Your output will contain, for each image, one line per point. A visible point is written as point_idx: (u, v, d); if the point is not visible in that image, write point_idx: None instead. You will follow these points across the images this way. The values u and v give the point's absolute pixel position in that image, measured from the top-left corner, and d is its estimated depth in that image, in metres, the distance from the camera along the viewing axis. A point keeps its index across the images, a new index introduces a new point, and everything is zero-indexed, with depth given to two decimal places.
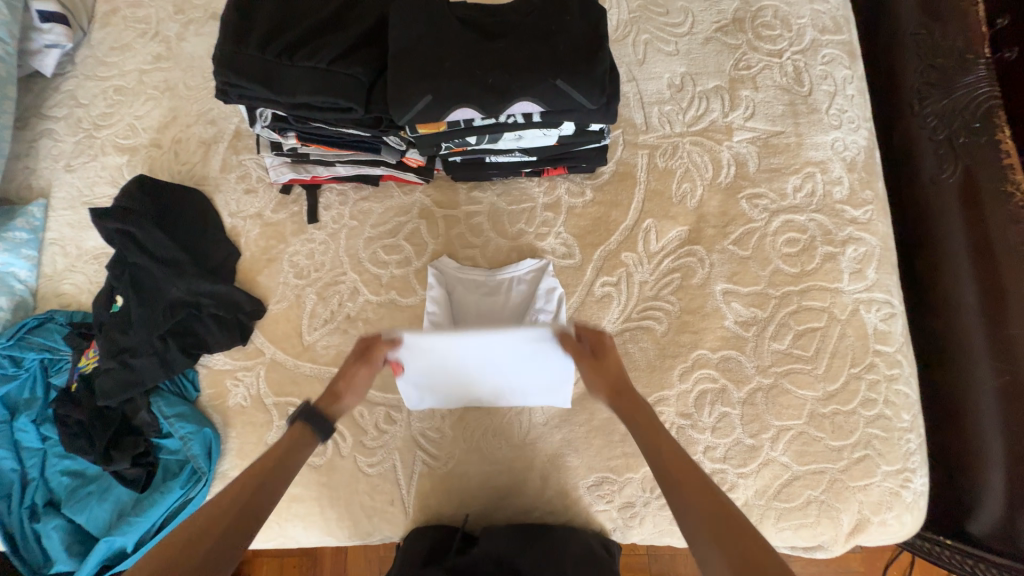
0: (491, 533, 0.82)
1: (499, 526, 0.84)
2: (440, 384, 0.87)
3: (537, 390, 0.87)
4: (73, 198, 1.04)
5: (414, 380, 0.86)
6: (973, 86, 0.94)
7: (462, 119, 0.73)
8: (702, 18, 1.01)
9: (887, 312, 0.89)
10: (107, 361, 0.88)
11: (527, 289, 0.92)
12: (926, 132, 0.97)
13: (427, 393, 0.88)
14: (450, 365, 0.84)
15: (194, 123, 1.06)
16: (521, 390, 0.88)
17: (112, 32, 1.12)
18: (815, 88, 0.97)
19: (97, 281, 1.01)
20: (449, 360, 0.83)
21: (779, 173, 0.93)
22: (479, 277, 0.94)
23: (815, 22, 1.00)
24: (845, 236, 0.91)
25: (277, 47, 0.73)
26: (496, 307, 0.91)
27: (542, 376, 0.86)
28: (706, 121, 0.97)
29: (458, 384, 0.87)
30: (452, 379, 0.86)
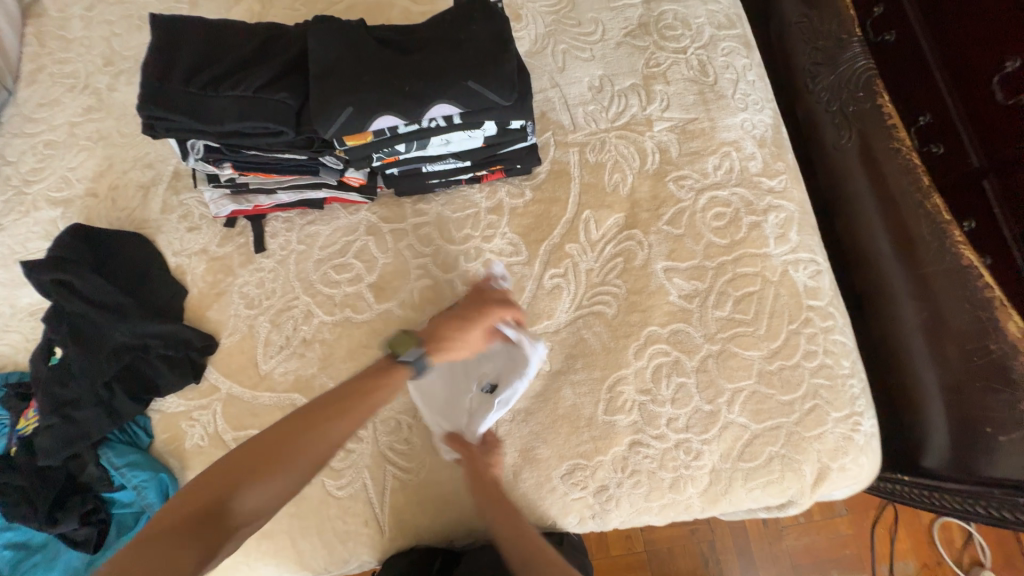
0: (475, 555, 0.85)
1: (487, 552, 0.84)
2: (437, 379, 0.89)
3: None
4: (5, 256, 1.01)
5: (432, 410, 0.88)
6: (853, 61, 1.03)
7: (387, 128, 0.77)
8: (612, 26, 1.10)
9: (813, 269, 0.95)
10: (49, 417, 0.84)
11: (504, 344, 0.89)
12: (822, 106, 1.08)
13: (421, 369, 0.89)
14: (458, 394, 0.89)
15: (131, 169, 1.06)
16: None
17: (40, 89, 1.12)
18: (719, 77, 1.06)
19: (34, 338, 0.96)
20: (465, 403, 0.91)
21: (699, 155, 1.01)
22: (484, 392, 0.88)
23: (712, 21, 1.10)
24: (766, 205, 0.98)
25: (201, 80, 0.76)
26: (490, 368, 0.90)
27: None
28: (627, 115, 1.04)
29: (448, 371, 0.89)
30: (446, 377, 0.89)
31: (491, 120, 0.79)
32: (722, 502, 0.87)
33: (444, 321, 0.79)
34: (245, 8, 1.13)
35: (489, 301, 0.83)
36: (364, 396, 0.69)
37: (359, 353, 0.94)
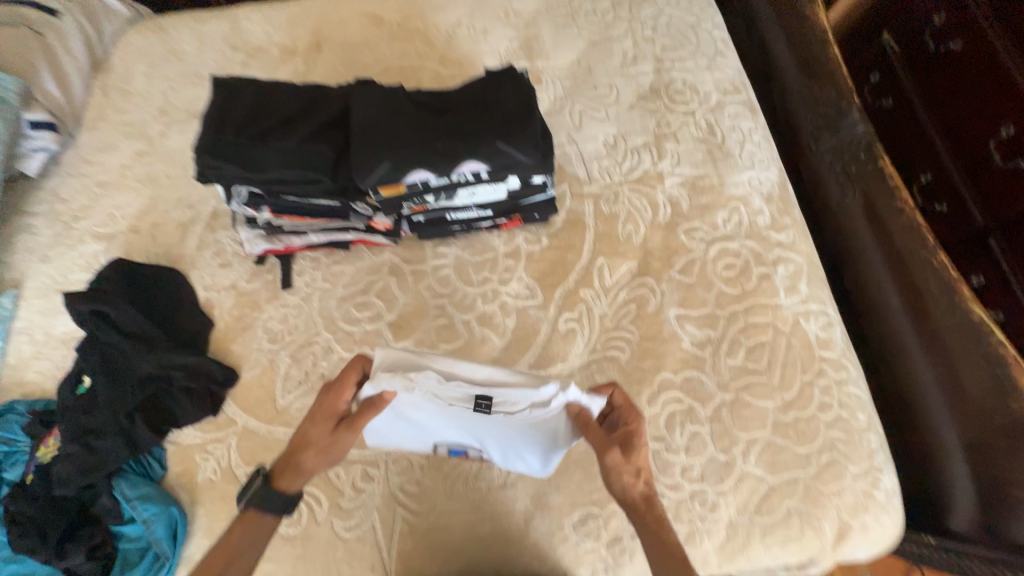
0: None
1: None
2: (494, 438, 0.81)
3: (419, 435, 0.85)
4: (47, 286, 1.06)
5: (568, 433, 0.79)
6: (853, 126, 1.08)
7: (420, 181, 0.82)
8: (625, 90, 1.19)
9: (824, 320, 0.97)
10: (70, 445, 0.85)
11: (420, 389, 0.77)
12: (826, 166, 1.14)
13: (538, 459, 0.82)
14: (524, 420, 0.78)
15: (173, 208, 1.13)
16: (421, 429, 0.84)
17: (98, 135, 1.22)
18: (726, 138, 1.13)
19: (63, 366, 0.99)
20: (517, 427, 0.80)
21: (709, 209, 1.06)
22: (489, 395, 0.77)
23: (718, 87, 1.19)
24: (775, 257, 1.01)
25: (253, 134, 0.83)
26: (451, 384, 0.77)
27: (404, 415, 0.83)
28: (639, 171, 1.10)
29: (513, 435, 0.80)
30: (524, 439, 0.80)
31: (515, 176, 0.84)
32: (740, 559, 0.84)
33: (295, 448, 0.76)
34: (292, 69, 1.26)
35: (323, 396, 0.77)
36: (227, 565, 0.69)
37: None
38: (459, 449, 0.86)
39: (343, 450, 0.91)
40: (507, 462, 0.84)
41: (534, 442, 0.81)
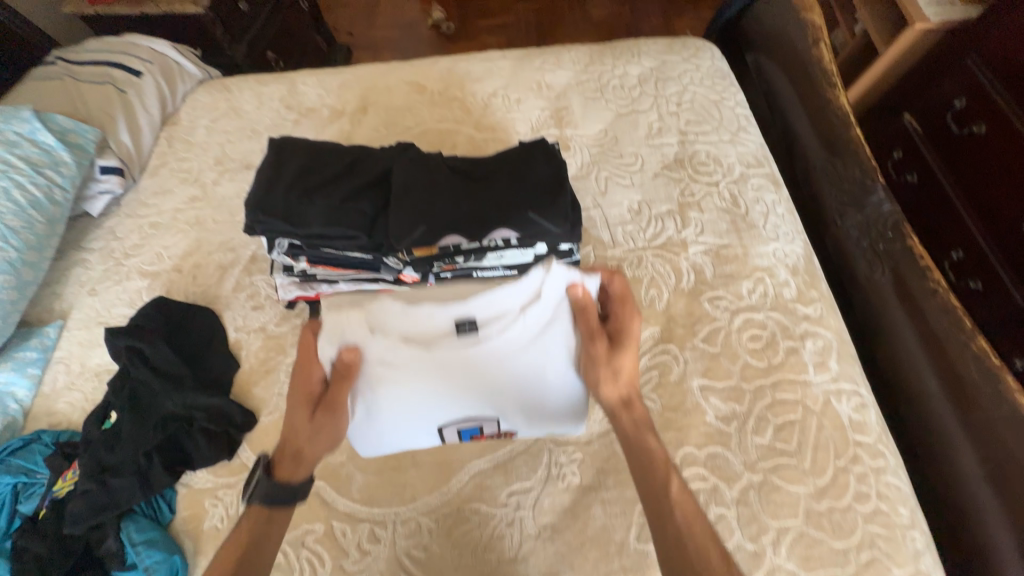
0: None
1: None
2: (504, 387, 0.83)
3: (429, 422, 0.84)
4: (90, 318, 1.12)
5: (562, 323, 0.83)
6: (879, 204, 1.09)
7: (452, 245, 0.85)
8: (650, 159, 1.24)
9: (857, 401, 0.93)
10: (87, 482, 0.86)
11: (393, 343, 0.80)
12: (852, 241, 1.14)
13: (557, 372, 0.84)
14: (515, 331, 0.81)
15: (215, 250, 1.20)
16: (421, 416, 0.83)
17: (158, 180, 1.33)
18: (750, 209, 1.15)
19: (92, 398, 1.02)
20: (515, 356, 0.82)
21: (733, 278, 1.06)
22: (462, 313, 0.81)
23: (741, 160, 1.23)
24: (802, 331, 1.00)
25: (299, 191, 0.90)
26: (424, 331, 0.81)
27: (397, 407, 0.82)
28: (663, 237, 1.13)
29: (522, 353, 0.82)
30: (528, 350, 0.82)
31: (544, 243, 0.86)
32: None
33: (293, 441, 0.80)
34: (338, 129, 1.36)
35: (295, 385, 0.81)
36: (247, 553, 0.74)
37: None
38: (471, 426, 0.86)
39: (352, 506, 0.89)
40: (530, 413, 0.85)
41: (541, 364, 0.83)
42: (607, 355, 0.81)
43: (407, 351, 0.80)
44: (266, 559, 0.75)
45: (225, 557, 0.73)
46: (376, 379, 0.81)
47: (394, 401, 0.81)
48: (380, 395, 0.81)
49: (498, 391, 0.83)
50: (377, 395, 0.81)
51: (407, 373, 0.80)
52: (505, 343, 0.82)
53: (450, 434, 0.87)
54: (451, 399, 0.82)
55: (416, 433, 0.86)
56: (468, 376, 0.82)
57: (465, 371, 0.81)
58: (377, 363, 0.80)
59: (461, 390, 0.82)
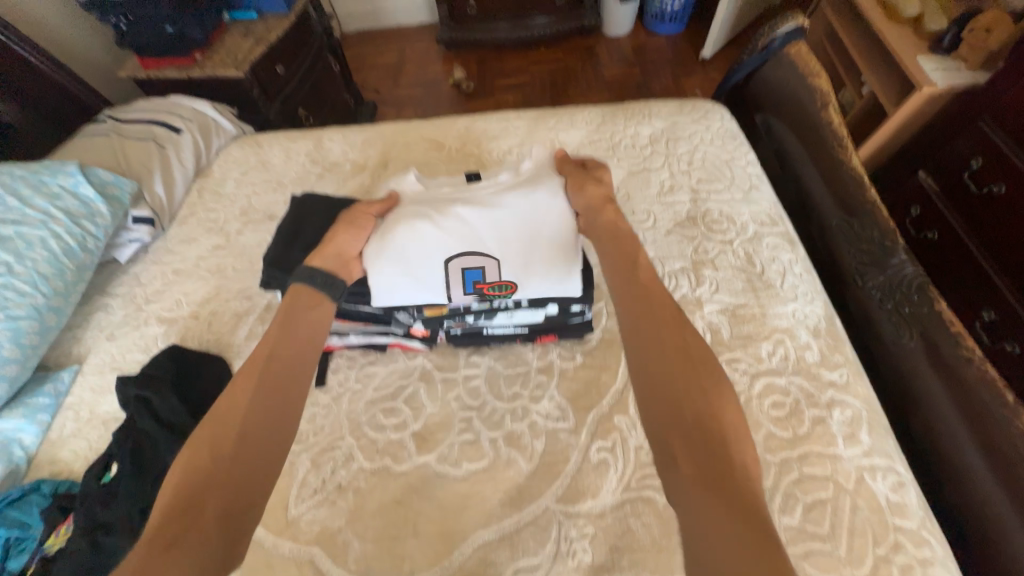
0: None
1: None
2: (504, 221, 0.96)
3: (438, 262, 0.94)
4: (104, 363, 1.13)
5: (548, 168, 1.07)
6: (901, 266, 1.06)
7: (465, 305, 0.99)
8: (662, 216, 1.25)
9: (895, 480, 0.86)
10: (79, 540, 0.83)
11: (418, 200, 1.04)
12: (875, 302, 1.10)
13: (549, 212, 0.97)
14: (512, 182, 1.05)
15: (232, 298, 1.22)
16: (431, 259, 0.94)
17: (186, 229, 1.39)
18: (766, 268, 1.14)
19: (96, 447, 1.01)
20: (512, 219, 0.96)
21: (751, 339, 1.03)
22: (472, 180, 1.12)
23: (754, 219, 1.23)
24: (828, 398, 0.94)
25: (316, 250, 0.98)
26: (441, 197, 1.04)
27: (411, 249, 0.94)
28: (677, 294, 1.11)
29: (522, 197, 0.98)
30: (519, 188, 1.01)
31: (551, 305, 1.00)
32: None
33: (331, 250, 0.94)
34: (358, 182, 1.42)
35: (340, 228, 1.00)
36: (276, 365, 0.78)
37: (391, 510, 0.90)
38: (473, 266, 0.94)
39: None
40: (529, 259, 0.95)
41: (539, 194, 0.99)
42: (611, 222, 0.97)
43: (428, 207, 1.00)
44: (295, 365, 0.80)
45: (260, 366, 0.78)
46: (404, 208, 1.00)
47: (410, 238, 0.95)
48: (398, 232, 0.95)
49: (505, 205, 0.97)
50: (397, 235, 0.95)
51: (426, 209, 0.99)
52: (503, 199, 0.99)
53: (454, 270, 0.94)
54: (456, 238, 0.95)
55: (430, 261, 0.94)
56: (475, 220, 0.96)
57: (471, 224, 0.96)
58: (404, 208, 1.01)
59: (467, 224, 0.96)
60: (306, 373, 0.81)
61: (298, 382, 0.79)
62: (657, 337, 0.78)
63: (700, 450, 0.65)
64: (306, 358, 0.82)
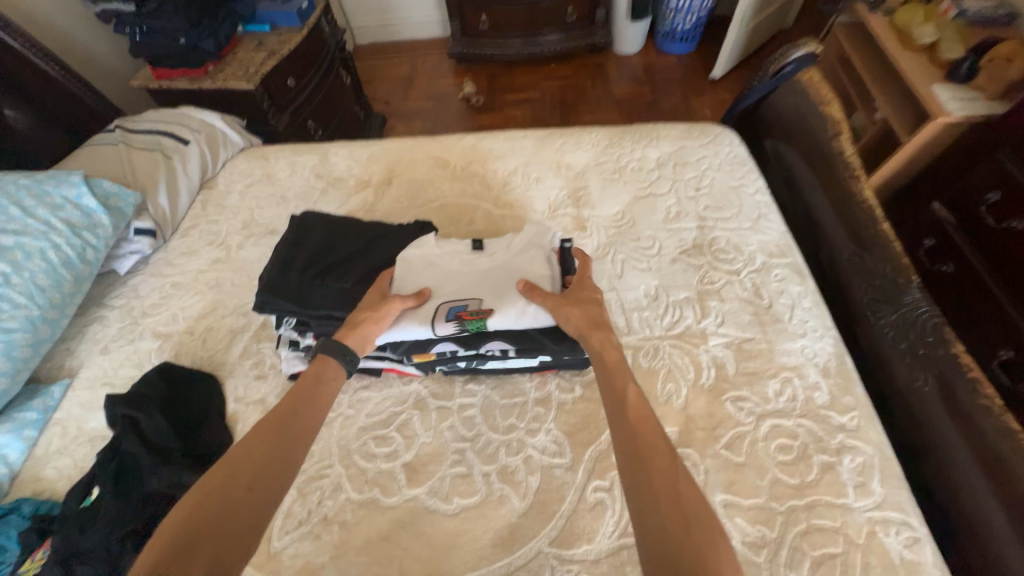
0: None
1: None
2: (503, 280, 0.99)
3: (434, 304, 0.96)
4: (95, 378, 1.12)
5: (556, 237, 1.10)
6: (915, 304, 1.02)
7: (448, 350, 0.96)
8: (668, 244, 1.22)
9: (909, 536, 0.81)
10: (54, 567, 0.81)
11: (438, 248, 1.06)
12: (887, 340, 1.06)
13: (539, 264, 1.02)
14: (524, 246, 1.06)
15: (228, 314, 1.21)
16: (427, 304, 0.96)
17: (187, 241, 1.38)
18: (774, 301, 1.10)
19: (81, 466, 0.99)
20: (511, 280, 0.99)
21: (758, 376, 0.99)
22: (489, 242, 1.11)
23: (763, 249, 1.19)
24: (838, 444, 0.90)
25: (311, 274, 0.97)
26: (458, 250, 1.06)
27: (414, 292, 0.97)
28: (681, 326, 1.08)
29: (521, 260, 1.03)
30: (526, 253, 1.04)
31: (542, 355, 0.97)
32: None
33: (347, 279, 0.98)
34: (361, 198, 1.41)
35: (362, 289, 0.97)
36: (292, 416, 0.78)
37: (377, 546, 0.87)
38: (459, 306, 0.95)
39: None
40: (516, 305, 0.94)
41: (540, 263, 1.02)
42: (584, 272, 1.01)
43: (444, 262, 1.04)
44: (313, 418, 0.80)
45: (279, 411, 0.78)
46: (421, 258, 1.03)
47: (417, 285, 0.98)
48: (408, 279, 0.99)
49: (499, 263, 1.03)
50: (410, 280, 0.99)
51: (441, 264, 1.03)
52: (510, 264, 1.03)
53: (444, 311, 0.94)
54: (457, 292, 0.98)
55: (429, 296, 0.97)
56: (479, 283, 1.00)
57: (474, 283, 1.00)
58: (423, 254, 1.04)
59: (471, 284, 1.00)
60: (301, 446, 0.76)
61: (290, 457, 0.74)
62: (632, 443, 0.70)
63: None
64: (311, 418, 0.79)
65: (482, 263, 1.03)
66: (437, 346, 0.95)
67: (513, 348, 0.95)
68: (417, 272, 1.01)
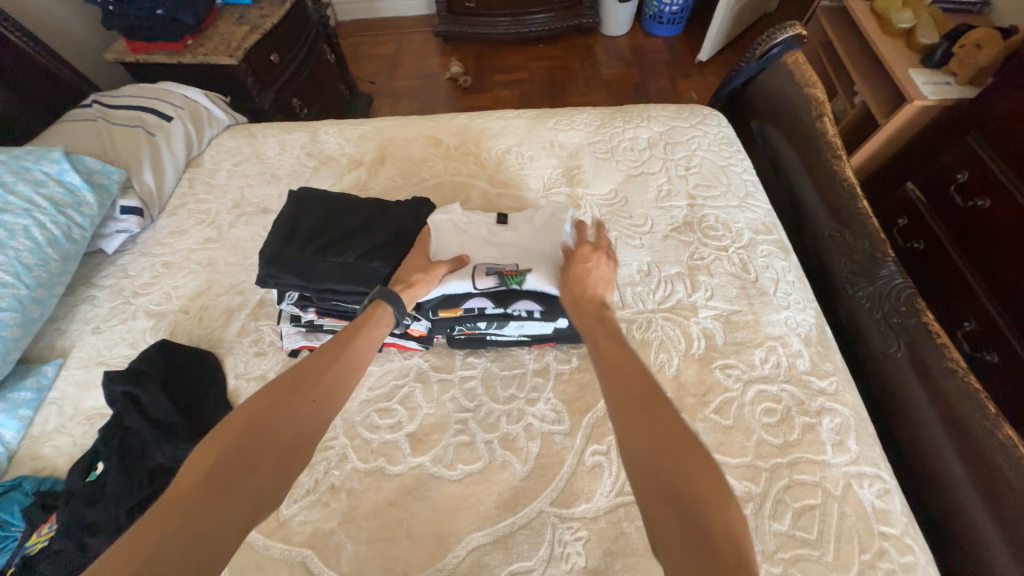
0: None
1: None
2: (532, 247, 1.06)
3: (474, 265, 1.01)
4: (89, 357, 1.10)
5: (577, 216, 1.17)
6: (890, 278, 1.09)
7: (476, 308, 0.99)
8: (660, 222, 1.26)
9: (880, 487, 0.88)
10: (63, 540, 0.81)
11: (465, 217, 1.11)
12: (864, 311, 1.12)
13: (562, 236, 1.07)
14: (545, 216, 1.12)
15: (223, 293, 1.20)
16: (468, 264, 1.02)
17: (176, 220, 1.35)
18: (760, 275, 1.15)
19: (80, 444, 0.99)
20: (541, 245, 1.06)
21: (745, 346, 1.04)
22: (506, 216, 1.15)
23: (750, 226, 1.24)
24: (818, 406, 0.96)
25: (314, 249, 0.97)
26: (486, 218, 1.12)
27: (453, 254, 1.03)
28: (673, 300, 1.12)
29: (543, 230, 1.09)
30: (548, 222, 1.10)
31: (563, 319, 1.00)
32: None
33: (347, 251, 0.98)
34: (355, 177, 1.40)
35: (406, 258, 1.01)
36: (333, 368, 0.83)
37: (385, 511, 0.90)
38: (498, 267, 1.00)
39: None
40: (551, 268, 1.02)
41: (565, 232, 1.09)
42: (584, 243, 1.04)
43: (474, 228, 1.09)
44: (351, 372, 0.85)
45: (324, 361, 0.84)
46: (452, 223, 1.09)
47: (454, 248, 1.05)
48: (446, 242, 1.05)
49: (524, 234, 1.09)
50: (446, 243, 1.05)
51: (471, 230, 1.09)
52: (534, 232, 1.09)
53: (486, 271, 1.00)
54: (493, 255, 1.04)
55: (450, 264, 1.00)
56: (512, 247, 1.06)
57: (505, 247, 1.06)
58: (454, 219, 1.09)
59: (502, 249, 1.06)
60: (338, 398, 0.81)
61: (324, 408, 0.78)
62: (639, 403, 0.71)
63: (689, 519, 0.57)
64: (348, 372, 0.84)
65: (508, 231, 1.10)
66: (469, 301, 0.98)
67: (540, 309, 0.98)
68: (452, 236, 1.07)
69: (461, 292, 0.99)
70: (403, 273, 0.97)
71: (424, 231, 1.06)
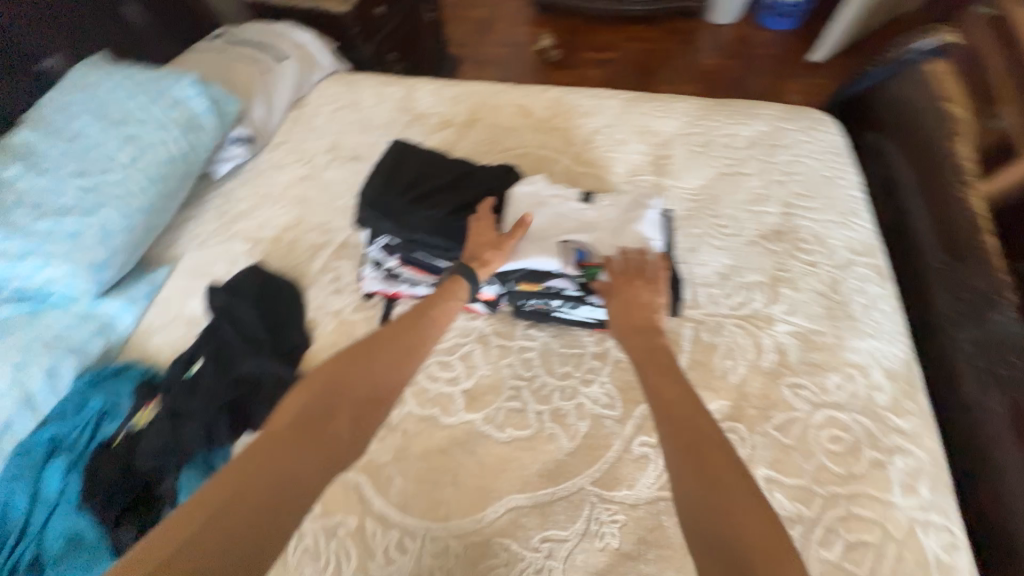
0: None
1: None
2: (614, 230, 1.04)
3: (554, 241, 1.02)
4: (194, 269, 1.23)
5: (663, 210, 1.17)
6: (1003, 326, 1.01)
7: (556, 287, 1.02)
8: (747, 226, 1.20)
9: (947, 540, 0.83)
10: (164, 421, 0.93)
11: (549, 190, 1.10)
12: (963, 355, 1.04)
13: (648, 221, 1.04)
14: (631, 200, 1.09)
15: (311, 230, 1.28)
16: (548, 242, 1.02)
17: (276, 155, 1.45)
18: (849, 298, 1.08)
19: (180, 342, 1.11)
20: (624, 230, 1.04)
21: (820, 368, 0.99)
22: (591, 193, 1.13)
23: (847, 246, 1.15)
24: (891, 444, 0.90)
25: (410, 199, 1.04)
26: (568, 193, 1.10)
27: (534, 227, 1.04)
28: (749, 308, 1.07)
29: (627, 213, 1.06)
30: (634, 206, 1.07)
31: None
32: None
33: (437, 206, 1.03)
34: (443, 137, 1.43)
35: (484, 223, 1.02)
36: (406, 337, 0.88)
37: (434, 456, 0.95)
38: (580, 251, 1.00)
39: (388, 509, 0.91)
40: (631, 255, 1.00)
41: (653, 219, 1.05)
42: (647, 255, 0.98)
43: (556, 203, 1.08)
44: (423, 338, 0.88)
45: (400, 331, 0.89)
46: (535, 195, 1.09)
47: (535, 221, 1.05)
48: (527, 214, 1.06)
49: (606, 215, 1.07)
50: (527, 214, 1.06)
51: (552, 203, 1.08)
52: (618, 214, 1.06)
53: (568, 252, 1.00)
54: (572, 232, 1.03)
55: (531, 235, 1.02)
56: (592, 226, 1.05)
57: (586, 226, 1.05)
58: (538, 192, 1.09)
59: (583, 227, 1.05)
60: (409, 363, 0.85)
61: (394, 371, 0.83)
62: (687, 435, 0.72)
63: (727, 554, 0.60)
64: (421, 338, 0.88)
65: (591, 210, 1.08)
66: (550, 281, 1.01)
67: None
68: (533, 208, 1.07)
69: (544, 269, 1.00)
70: (486, 241, 0.99)
71: (507, 200, 1.08)
